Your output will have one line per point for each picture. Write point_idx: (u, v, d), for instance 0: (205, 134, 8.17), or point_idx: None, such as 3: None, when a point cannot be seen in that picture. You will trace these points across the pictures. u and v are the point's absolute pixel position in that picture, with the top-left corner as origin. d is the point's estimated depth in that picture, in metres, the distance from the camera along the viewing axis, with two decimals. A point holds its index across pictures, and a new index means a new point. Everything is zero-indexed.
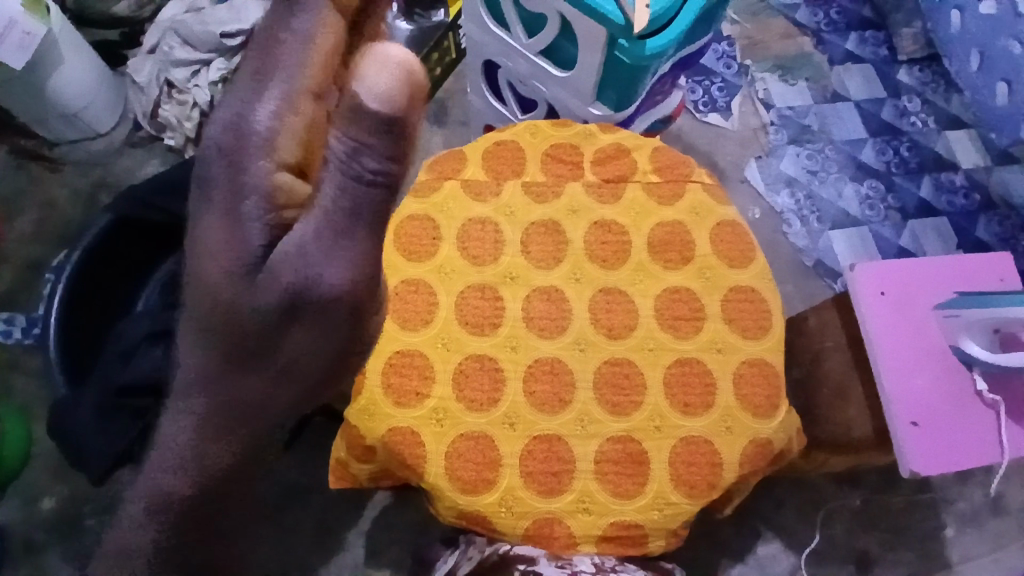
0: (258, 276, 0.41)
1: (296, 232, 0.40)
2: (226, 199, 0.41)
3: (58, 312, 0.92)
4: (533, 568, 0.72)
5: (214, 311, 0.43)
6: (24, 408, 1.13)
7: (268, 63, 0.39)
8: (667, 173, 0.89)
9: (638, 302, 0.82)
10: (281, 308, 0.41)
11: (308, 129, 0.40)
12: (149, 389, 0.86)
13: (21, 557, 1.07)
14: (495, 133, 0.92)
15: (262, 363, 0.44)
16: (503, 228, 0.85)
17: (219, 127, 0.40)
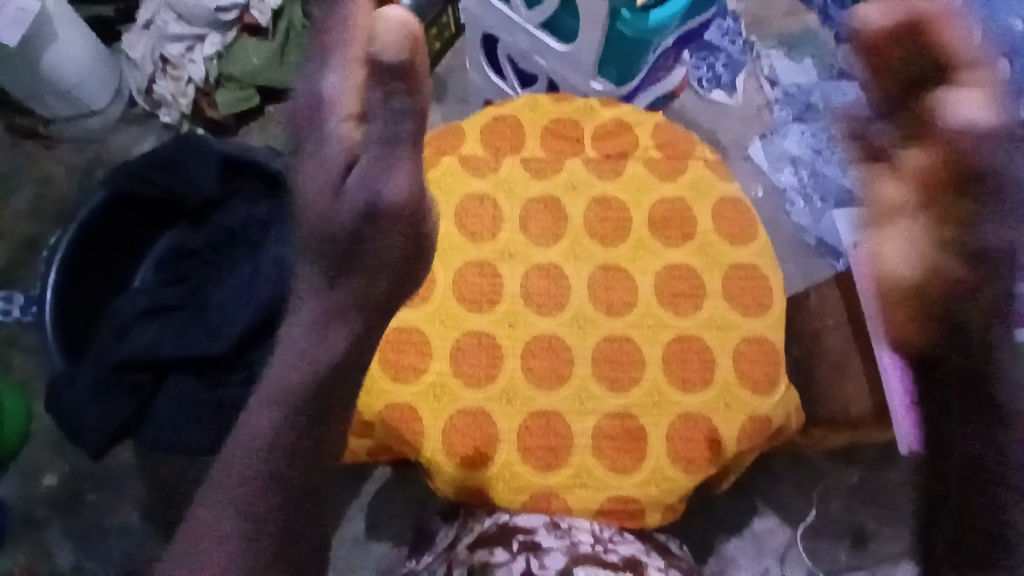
0: (340, 201, 0.51)
1: (358, 166, 0.51)
2: (311, 150, 0.54)
3: (55, 288, 0.90)
4: (531, 537, 0.68)
5: (319, 243, 0.52)
6: (24, 385, 1.14)
7: (329, 35, 0.53)
8: (668, 150, 0.88)
9: (638, 279, 0.81)
10: (359, 221, 0.51)
11: (361, 82, 0.51)
12: (147, 364, 0.87)
13: (28, 530, 1.09)
14: (494, 107, 0.90)
15: (352, 274, 0.53)
16: (502, 204, 0.84)
17: (305, 96, 0.54)
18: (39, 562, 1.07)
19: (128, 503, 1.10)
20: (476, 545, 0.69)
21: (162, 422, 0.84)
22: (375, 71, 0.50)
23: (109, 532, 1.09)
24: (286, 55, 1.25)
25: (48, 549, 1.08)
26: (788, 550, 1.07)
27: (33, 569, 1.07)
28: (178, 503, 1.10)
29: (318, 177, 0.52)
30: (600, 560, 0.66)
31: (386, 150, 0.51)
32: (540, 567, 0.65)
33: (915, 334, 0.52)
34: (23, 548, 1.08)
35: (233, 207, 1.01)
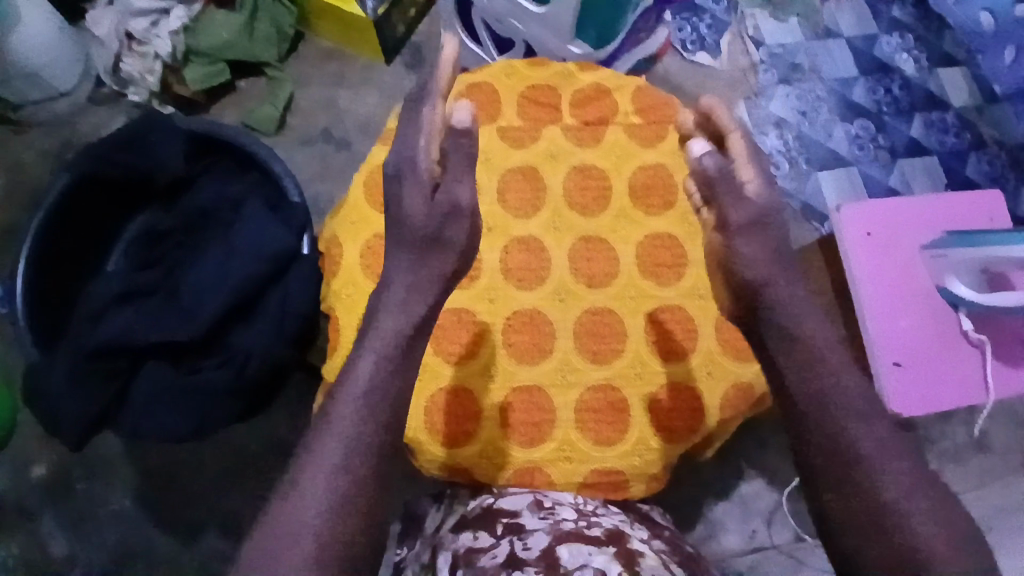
0: (436, 200, 0.65)
1: (452, 185, 0.65)
2: (403, 170, 0.66)
3: (27, 273, 0.88)
4: (515, 519, 0.66)
5: (418, 236, 0.65)
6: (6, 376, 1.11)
7: (413, 119, 0.68)
8: (649, 114, 0.85)
9: (619, 250, 0.80)
10: (441, 218, 0.65)
11: (439, 135, 0.67)
12: (122, 351, 0.83)
13: (19, 521, 1.08)
14: (468, 74, 0.87)
15: (440, 249, 0.66)
16: (479, 176, 0.81)
17: (396, 155, 0.67)
18: (34, 552, 1.07)
19: (120, 490, 1.09)
20: (460, 530, 0.67)
21: (141, 409, 0.82)
22: (454, 129, 0.66)
23: (102, 520, 1.08)
24: (256, 28, 1.20)
25: (41, 540, 1.07)
26: (774, 512, 1.08)
27: (28, 560, 1.06)
28: (172, 488, 1.10)
29: (413, 194, 0.65)
30: (584, 536, 0.63)
31: (466, 161, 0.66)
32: (522, 548, 0.61)
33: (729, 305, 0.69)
34: (15, 540, 1.07)
35: (204, 187, 0.98)
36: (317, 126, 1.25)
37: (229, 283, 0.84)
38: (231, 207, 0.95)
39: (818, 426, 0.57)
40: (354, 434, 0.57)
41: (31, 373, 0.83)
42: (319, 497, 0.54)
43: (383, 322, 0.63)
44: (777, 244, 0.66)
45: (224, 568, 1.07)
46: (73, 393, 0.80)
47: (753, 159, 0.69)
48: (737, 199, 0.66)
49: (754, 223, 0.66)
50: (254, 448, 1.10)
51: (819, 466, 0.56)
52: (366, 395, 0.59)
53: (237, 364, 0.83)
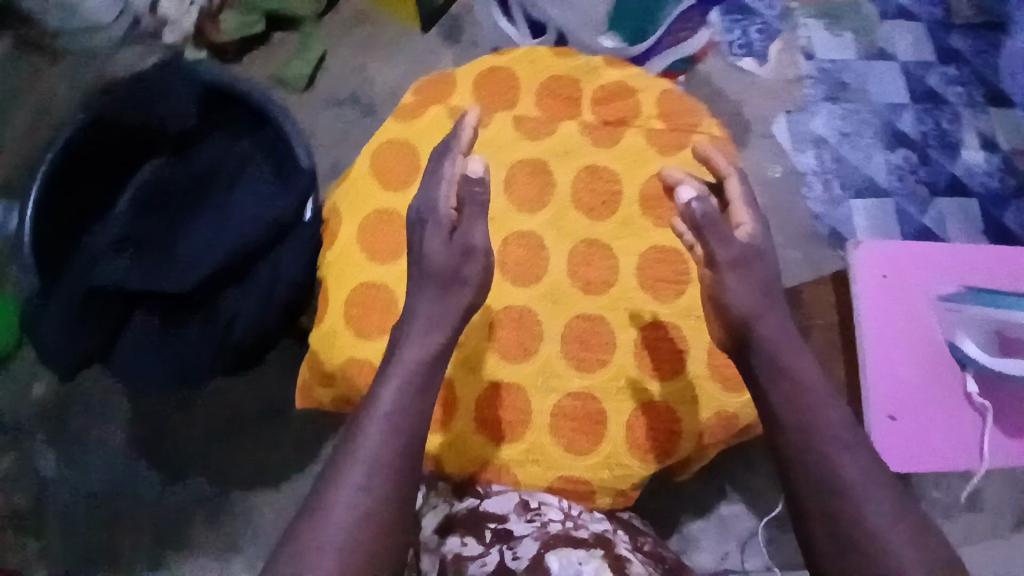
0: (462, 251, 0.63)
1: (472, 236, 0.64)
2: (424, 216, 0.65)
3: (34, 206, 0.87)
4: (502, 524, 0.67)
5: (436, 277, 0.63)
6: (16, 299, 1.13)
7: (437, 169, 0.66)
8: (672, 121, 0.82)
9: (621, 260, 0.77)
10: (460, 262, 0.63)
11: (459, 181, 0.65)
12: (116, 298, 0.81)
13: (10, 443, 1.11)
14: (491, 57, 0.85)
15: (458, 289, 0.63)
16: (488, 162, 0.80)
17: (419, 203, 0.65)
18: (24, 474, 1.10)
19: (114, 425, 1.12)
20: (447, 531, 0.67)
21: (130, 356, 0.83)
22: (466, 183, 0.64)
23: (94, 451, 1.11)
24: None
25: (34, 461, 1.10)
26: (750, 537, 1.06)
27: (16, 480, 1.10)
28: (165, 429, 1.12)
29: (433, 235, 0.63)
30: (573, 539, 0.65)
31: (482, 209, 0.64)
32: (512, 558, 0.63)
33: (717, 330, 0.66)
34: (7, 457, 1.10)
35: (215, 143, 0.98)
36: (344, 89, 1.23)
37: (227, 241, 0.84)
38: (241, 164, 0.94)
39: (818, 467, 0.54)
40: (377, 455, 0.55)
41: (30, 306, 0.84)
42: (343, 518, 0.53)
43: (407, 347, 0.61)
44: (767, 279, 0.63)
45: (205, 512, 1.10)
46: (62, 333, 0.79)
47: (750, 203, 0.67)
48: (725, 238, 0.63)
49: (741, 260, 0.63)
50: (248, 401, 1.12)
51: (807, 504, 0.54)
52: (389, 417, 0.57)
53: (224, 324, 0.84)
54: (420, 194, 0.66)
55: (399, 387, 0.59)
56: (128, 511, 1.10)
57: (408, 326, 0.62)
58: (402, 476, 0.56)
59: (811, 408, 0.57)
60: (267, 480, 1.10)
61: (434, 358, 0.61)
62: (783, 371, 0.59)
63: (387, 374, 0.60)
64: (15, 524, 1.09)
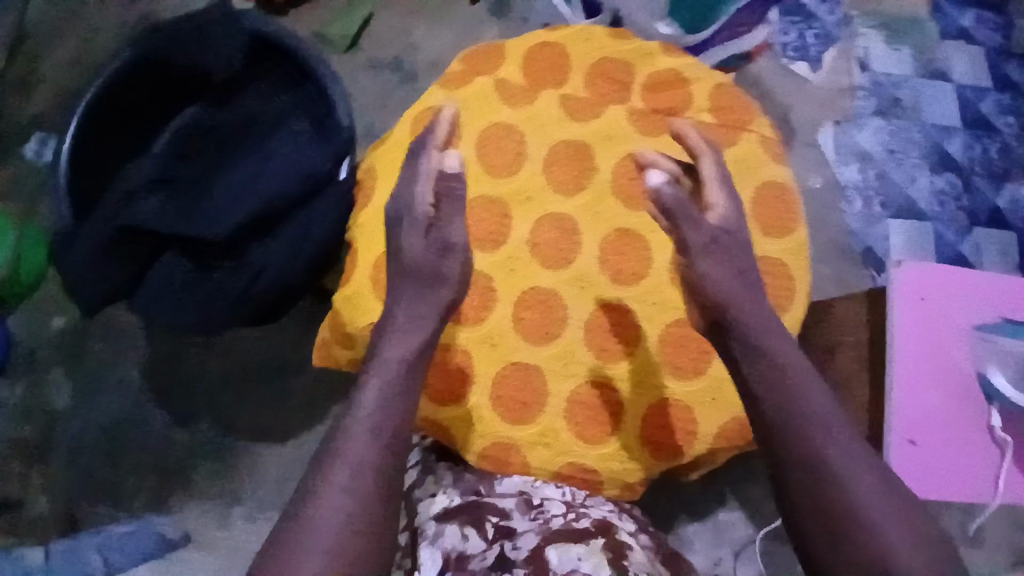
0: (441, 249, 0.66)
1: (450, 233, 0.67)
2: (400, 216, 0.67)
3: (72, 142, 0.88)
4: (505, 519, 0.64)
5: (415, 275, 0.66)
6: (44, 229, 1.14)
7: (412, 168, 0.68)
8: (722, 115, 0.80)
9: (655, 253, 0.76)
10: (437, 260, 0.66)
11: (434, 180, 0.67)
12: (148, 235, 0.83)
13: (27, 369, 1.13)
14: (544, 31, 0.83)
15: (435, 287, 0.66)
16: (528, 139, 0.78)
17: (394, 203, 0.67)
18: (37, 400, 1.12)
19: (129, 362, 1.14)
20: (445, 520, 0.64)
21: (153, 295, 0.83)
22: (446, 181, 0.67)
23: (108, 385, 1.13)
24: None
25: (48, 389, 1.13)
26: (744, 547, 1.05)
27: (29, 406, 1.12)
28: (178, 372, 1.14)
29: (411, 235, 0.66)
30: (574, 533, 0.62)
31: (460, 204, 0.67)
32: (512, 548, 0.61)
33: (690, 314, 0.67)
34: (22, 384, 1.12)
35: (254, 91, 0.96)
36: (387, 53, 1.21)
37: (261, 195, 0.84)
38: (279, 118, 0.93)
39: (815, 472, 0.56)
40: (361, 458, 0.58)
41: (59, 238, 0.85)
42: (329, 521, 0.55)
43: (387, 347, 0.64)
44: (738, 261, 0.65)
45: (209, 457, 1.12)
46: (92, 266, 0.81)
47: (723, 183, 0.66)
48: (694, 224, 0.64)
49: (712, 246, 0.64)
50: (263, 353, 1.14)
51: (801, 508, 0.56)
52: (375, 421, 0.60)
53: (250, 274, 0.84)
54: (394, 194, 0.68)
55: (379, 390, 0.62)
56: (135, 448, 1.12)
57: (387, 328, 0.65)
58: (386, 476, 0.58)
59: (813, 422, 0.58)
60: (273, 434, 1.12)
61: (413, 360, 0.64)
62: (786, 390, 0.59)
63: (369, 377, 0.62)
64: (22, 451, 1.10)
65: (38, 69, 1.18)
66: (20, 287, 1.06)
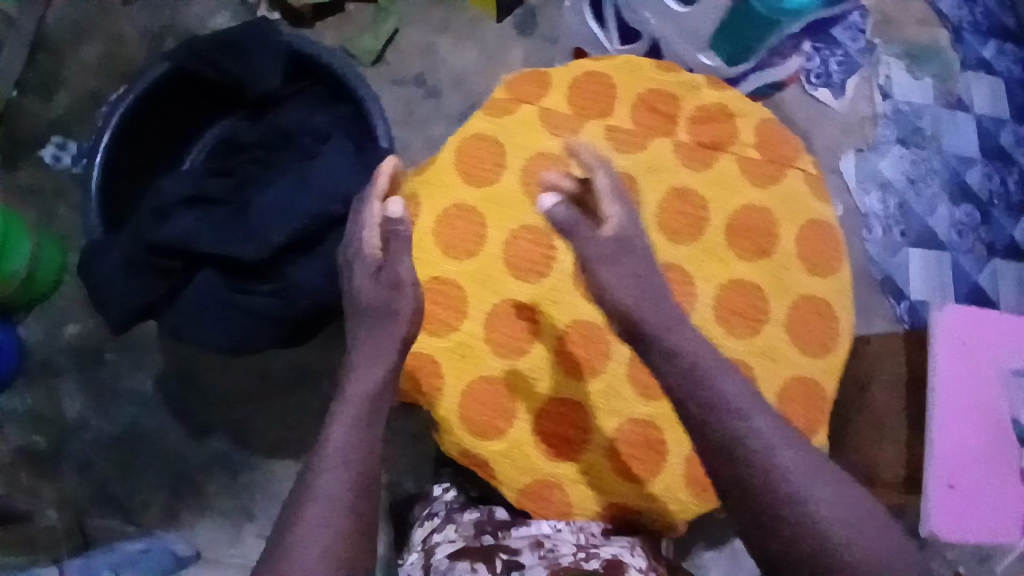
0: (392, 284, 0.69)
1: (400, 270, 0.69)
2: (350, 259, 0.70)
3: (104, 153, 0.86)
4: (514, 555, 0.62)
5: (371, 311, 0.68)
6: (61, 238, 1.14)
7: (356, 216, 0.70)
8: (768, 151, 0.79)
9: (700, 289, 0.75)
10: (390, 294, 0.68)
11: (378, 223, 0.69)
12: (183, 251, 0.81)
13: (37, 377, 1.12)
14: (588, 60, 0.82)
15: (390, 320, 0.68)
16: (573, 170, 0.78)
17: (346, 249, 0.70)
18: (47, 410, 1.11)
19: (143, 372, 1.13)
20: (457, 557, 0.63)
21: (186, 316, 0.80)
22: (390, 228, 0.68)
23: (121, 396, 1.12)
24: None
25: (59, 398, 1.11)
26: None
27: (39, 414, 1.11)
28: (193, 386, 1.12)
29: (362, 275, 0.68)
30: (583, 569, 0.59)
31: (406, 243, 0.69)
32: None
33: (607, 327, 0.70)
34: (33, 393, 1.11)
35: (290, 109, 0.95)
36: (413, 69, 1.21)
37: (301, 219, 0.81)
38: (314, 139, 0.91)
39: (757, 483, 0.56)
40: (334, 490, 0.58)
41: (88, 250, 0.83)
42: (306, 556, 0.54)
43: (352, 382, 0.65)
44: (637, 267, 0.68)
45: (222, 470, 1.11)
46: (123, 278, 0.80)
47: (615, 195, 0.69)
48: (588, 238, 0.67)
49: (609, 256, 0.67)
50: (280, 369, 1.12)
51: (751, 520, 0.56)
52: (343, 453, 0.60)
53: (287, 297, 0.81)
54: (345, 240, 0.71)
55: (348, 423, 0.62)
56: (147, 459, 1.11)
57: (352, 362, 0.67)
58: (361, 504, 0.58)
59: (752, 441, 0.57)
60: (289, 449, 1.12)
61: (379, 391, 0.65)
62: (713, 410, 0.59)
63: (339, 412, 0.63)
64: (32, 460, 1.10)
65: (62, 75, 1.18)
66: (33, 296, 1.07)
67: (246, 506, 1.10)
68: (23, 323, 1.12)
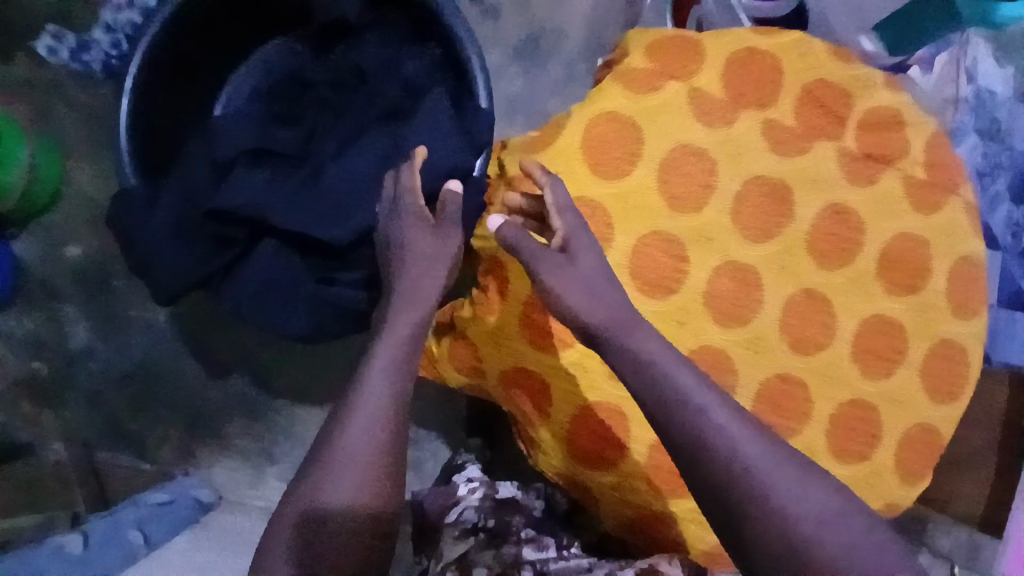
0: (441, 237, 0.63)
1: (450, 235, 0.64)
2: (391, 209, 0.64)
3: (136, 83, 0.70)
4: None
5: (417, 257, 0.62)
6: (60, 142, 0.94)
7: (397, 180, 0.64)
8: (934, 172, 0.72)
9: (840, 322, 0.68)
10: (439, 249, 0.63)
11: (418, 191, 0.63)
12: (246, 221, 0.67)
13: (37, 300, 0.95)
14: (751, 31, 0.69)
15: (439, 264, 0.63)
16: (720, 170, 0.66)
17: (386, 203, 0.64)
18: (50, 336, 0.96)
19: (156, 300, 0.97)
20: None
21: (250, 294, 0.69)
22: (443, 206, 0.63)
23: (134, 325, 0.97)
24: None
25: (62, 323, 0.96)
26: None
27: (39, 340, 0.96)
28: (213, 331, 0.98)
29: (410, 232, 0.62)
30: None
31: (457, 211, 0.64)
32: None
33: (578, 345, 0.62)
34: (32, 315, 0.95)
35: (367, 45, 0.79)
36: None
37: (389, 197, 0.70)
38: (408, 95, 0.77)
39: (723, 482, 0.50)
40: (379, 403, 0.55)
41: (123, 209, 0.69)
42: (353, 460, 0.53)
43: (399, 312, 0.60)
44: (595, 275, 0.59)
45: (244, 410, 0.99)
46: (171, 244, 0.68)
47: (563, 209, 0.59)
48: (536, 256, 0.59)
49: (558, 268, 0.58)
50: None
51: (724, 526, 0.50)
52: (388, 370, 0.57)
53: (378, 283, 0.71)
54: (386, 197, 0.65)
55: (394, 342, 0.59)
56: (166, 396, 0.98)
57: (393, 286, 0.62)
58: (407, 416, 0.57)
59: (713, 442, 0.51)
60: (314, 394, 0.99)
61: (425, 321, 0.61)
62: (672, 405, 0.53)
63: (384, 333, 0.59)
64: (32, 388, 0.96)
65: None
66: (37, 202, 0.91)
67: (269, 451, 0.99)
68: (16, 239, 0.94)
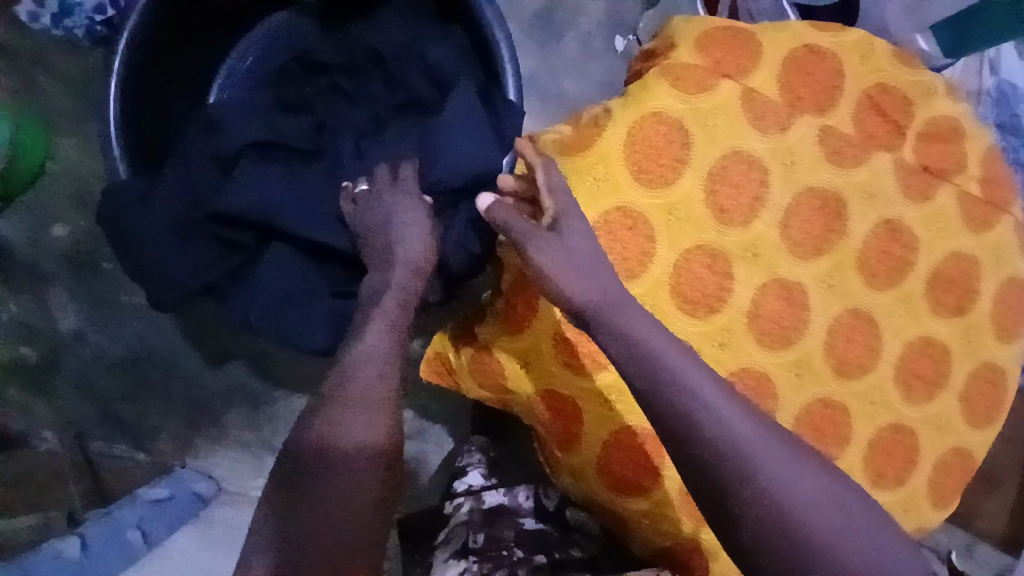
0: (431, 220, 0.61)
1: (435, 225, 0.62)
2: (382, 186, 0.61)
3: (125, 59, 0.62)
4: None
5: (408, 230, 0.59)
6: (44, 116, 0.87)
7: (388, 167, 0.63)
8: (990, 189, 0.68)
9: (886, 345, 0.65)
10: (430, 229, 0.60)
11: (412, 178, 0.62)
12: (256, 223, 0.62)
13: (20, 283, 0.87)
14: (810, 28, 0.64)
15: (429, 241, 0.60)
16: (772, 180, 0.62)
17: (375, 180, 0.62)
18: (36, 321, 0.88)
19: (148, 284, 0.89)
20: None
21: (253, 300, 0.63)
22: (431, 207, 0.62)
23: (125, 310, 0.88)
24: None
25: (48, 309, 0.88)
26: None
27: (27, 324, 0.88)
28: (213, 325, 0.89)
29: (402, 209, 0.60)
30: None
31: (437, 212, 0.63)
32: None
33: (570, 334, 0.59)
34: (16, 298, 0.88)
35: (388, 23, 0.73)
36: None
37: None
38: (432, 83, 0.71)
39: (714, 461, 0.46)
40: (383, 361, 0.53)
41: (112, 203, 0.62)
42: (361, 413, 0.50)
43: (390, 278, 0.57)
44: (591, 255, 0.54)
45: (244, 401, 0.90)
46: (172, 243, 0.62)
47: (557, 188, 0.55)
48: (525, 233, 0.54)
49: (546, 245, 0.54)
50: None
51: (713, 508, 0.47)
52: (387, 332, 0.54)
53: None
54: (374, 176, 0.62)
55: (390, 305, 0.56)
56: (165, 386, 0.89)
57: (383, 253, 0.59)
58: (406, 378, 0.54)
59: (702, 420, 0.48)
60: None
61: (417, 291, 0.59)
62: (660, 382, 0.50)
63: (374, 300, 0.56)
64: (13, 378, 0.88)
65: None
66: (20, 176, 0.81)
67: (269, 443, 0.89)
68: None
